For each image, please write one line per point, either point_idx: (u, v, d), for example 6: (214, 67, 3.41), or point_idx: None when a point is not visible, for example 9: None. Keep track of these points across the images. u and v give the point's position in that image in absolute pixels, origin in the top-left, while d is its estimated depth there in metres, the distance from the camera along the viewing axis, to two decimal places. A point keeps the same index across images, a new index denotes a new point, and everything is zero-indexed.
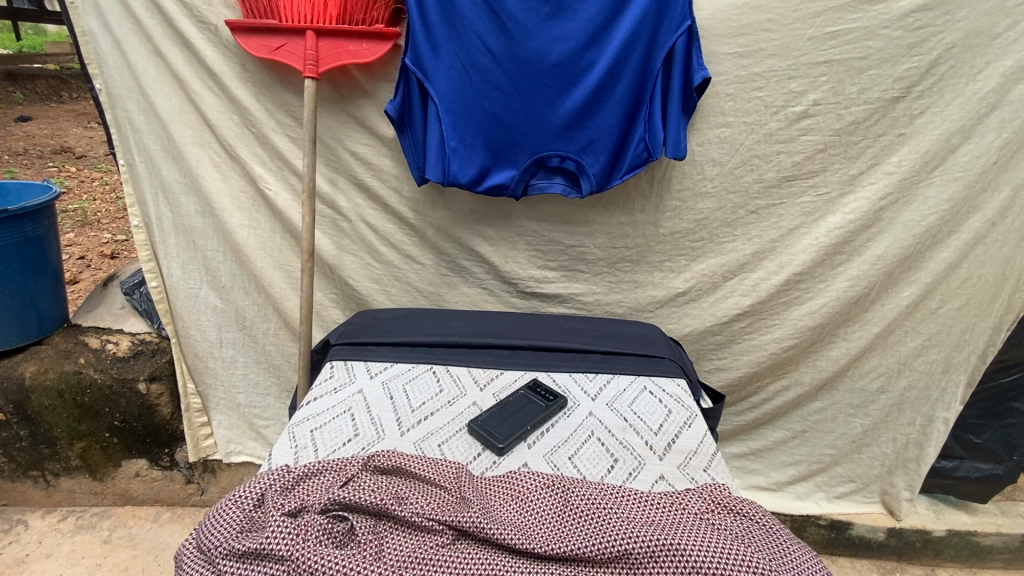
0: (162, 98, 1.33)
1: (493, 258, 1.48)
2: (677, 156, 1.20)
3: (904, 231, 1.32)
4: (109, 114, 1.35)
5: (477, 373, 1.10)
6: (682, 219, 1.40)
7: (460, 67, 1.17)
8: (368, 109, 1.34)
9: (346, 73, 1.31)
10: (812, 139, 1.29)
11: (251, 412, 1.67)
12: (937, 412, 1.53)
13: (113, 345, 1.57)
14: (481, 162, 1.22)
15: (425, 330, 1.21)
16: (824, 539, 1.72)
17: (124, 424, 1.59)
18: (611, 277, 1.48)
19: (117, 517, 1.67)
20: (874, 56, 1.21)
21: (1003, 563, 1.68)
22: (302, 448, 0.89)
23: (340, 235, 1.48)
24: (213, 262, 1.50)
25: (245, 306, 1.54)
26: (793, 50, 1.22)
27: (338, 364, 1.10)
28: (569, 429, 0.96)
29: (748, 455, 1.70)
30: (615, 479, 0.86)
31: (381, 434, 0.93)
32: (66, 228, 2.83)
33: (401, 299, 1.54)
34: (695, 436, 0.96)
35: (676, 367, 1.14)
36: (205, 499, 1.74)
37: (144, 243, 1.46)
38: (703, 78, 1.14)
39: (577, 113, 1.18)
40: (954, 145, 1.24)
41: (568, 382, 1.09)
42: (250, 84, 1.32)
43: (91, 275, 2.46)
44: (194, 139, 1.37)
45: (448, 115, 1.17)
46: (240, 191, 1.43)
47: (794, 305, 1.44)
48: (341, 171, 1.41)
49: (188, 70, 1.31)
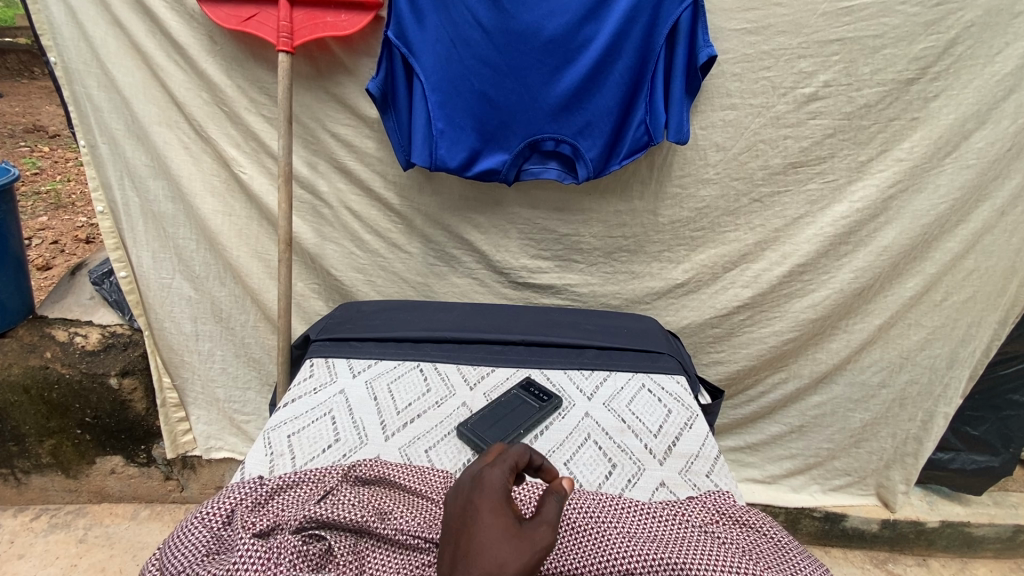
0: (124, 73, 1.23)
1: (483, 247, 1.41)
2: (679, 140, 1.13)
3: (912, 221, 1.27)
4: (66, 91, 1.23)
5: (466, 370, 1.04)
6: (683, 208, 1.34)
7: (447, 41, 1.08)
8: (349, 87, 1.24)
9: (323, 47, 1.21)
10: (821, 123, 1.22)
11: (231, 407, 1.60)
12: (939, 407, 1.50)
13: (81, 338, 1.46)
14: (471, 145, 1.14)
15: (410, 324, 1.15)
16: (817, 530, 1.72)
17: (95, 420, 1.52)
18: (607, 267, 1.42)
19: (93, 515, 1.61)
20: (890, 34, 1.13)
21: (994, 553, 1.69)
22: (278, 455, 0.82)
23: (322, 222, 1.39)
24: (186, 250, 1.41)
25: (221, 298, 1.46)
26: (805, 27, 1.14)
27: (318, 361, 1.04)
28: (564, 431, 0.91)
29: (744, 449, 1.69)
30: (614, 488, 0.81)
31: (364, 439, 0.87)
32: (39, 211, 2.71)
33: (387, 290, 1.47)
34: (697, 438, 0.91)
35: (675, 363, 1.09)
36: (185, 496, 1.68)
37: (110, 230, 1.36)
38: (708, 55, 1.07)
39: (574, 92, 1.10)
40: (968, 131, 1.18)
41: (563, 380, 1.03)
42: (220, 58, 1.22)
43: (65, 261, 2.38)
44: (160, 118, 1.27)
45: (435, 94, 1.09)
46: (214, 175, 1.34)
47: (796, 297, 1.40)
48: (321, 154, 1.32)
49: (152, 42, 1.21)
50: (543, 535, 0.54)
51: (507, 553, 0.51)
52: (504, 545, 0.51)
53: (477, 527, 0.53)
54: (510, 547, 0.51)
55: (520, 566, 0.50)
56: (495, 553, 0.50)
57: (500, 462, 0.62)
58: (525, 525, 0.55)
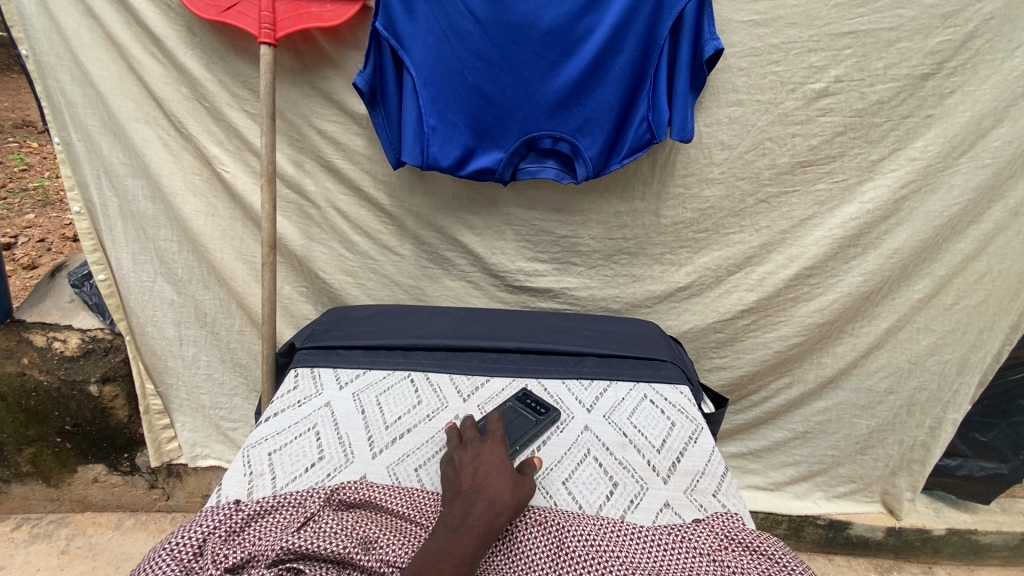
0: (99, 67, 1.17)
1: (478, 249, 1.36)
2: (683, 138, 1.07)
3: (925, 222, 1.22)
4: (39, 85, 1.18)
5: (460, 381, 0.99)
6: (686, 209, 1.29)
7: (439, 32, 1.02)
8: (337, 81, 1.19)
9: (309, 39, 1.16)
10: (831, 121, 1.17)
11: (217, 414, 1.54)
12: (947, 413, 1.45)
13: (60, 343, 1.40)
14: (464, 143, 1.08)
15: (401, 331, 1.09)
16: (821, 538, 1.68)
17: (76, 428, 1.46)
18: (606, 270, 1.37)
19: (76, 525, 1.56)
20: (906, 26, 1.08)
21: (1001, 561, 1.65)
22: (258, 475, 0.77)
23: (309, 223, 1.34)
24: (168, 252, 1.35)
25: (205, 301, 1.41)
26: (817, 19, 1.09)
27: (303, 371, 0.98)
28: (562, 447, 0.86)
29: (746, 455, 1.64)
30: (615, 510, 0.76)
31: (350, 457, 0.81)
32: (26, 209, 2.65)
33: (377, 293, 1.42)
34: (702, 455, 0.86)
35: (678, 372, 1.04)
36: (171, 504, 1.63)
37: (87, 231, 1.30)
38: (715, 49, 1.00)
39: (573, 88, 1.05)
40: (985, 129, 1.13)
41: (561, 391, 0.98)
42: (200, 51, 1.17)
43: (51, 259, 2.33)
44: (138, 114, 1.21)
45: (426, 88, 1.04)
46: (196, 174, 1.28)
47: (803, 301, 1.35)
48: (307, 151, 1.27)
49: (128, 34, 1.15)
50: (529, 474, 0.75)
51: (511, 479, 0.71)
52: (508, 476, 0.72)
53: (485, 462, 0.73)
54: (510, 476, 0.72)
55: (520, 488, 0.71)
56: (502, 477, 0.71)
57: (493, 426, 0.82)
58: (516, 469, 0.76)
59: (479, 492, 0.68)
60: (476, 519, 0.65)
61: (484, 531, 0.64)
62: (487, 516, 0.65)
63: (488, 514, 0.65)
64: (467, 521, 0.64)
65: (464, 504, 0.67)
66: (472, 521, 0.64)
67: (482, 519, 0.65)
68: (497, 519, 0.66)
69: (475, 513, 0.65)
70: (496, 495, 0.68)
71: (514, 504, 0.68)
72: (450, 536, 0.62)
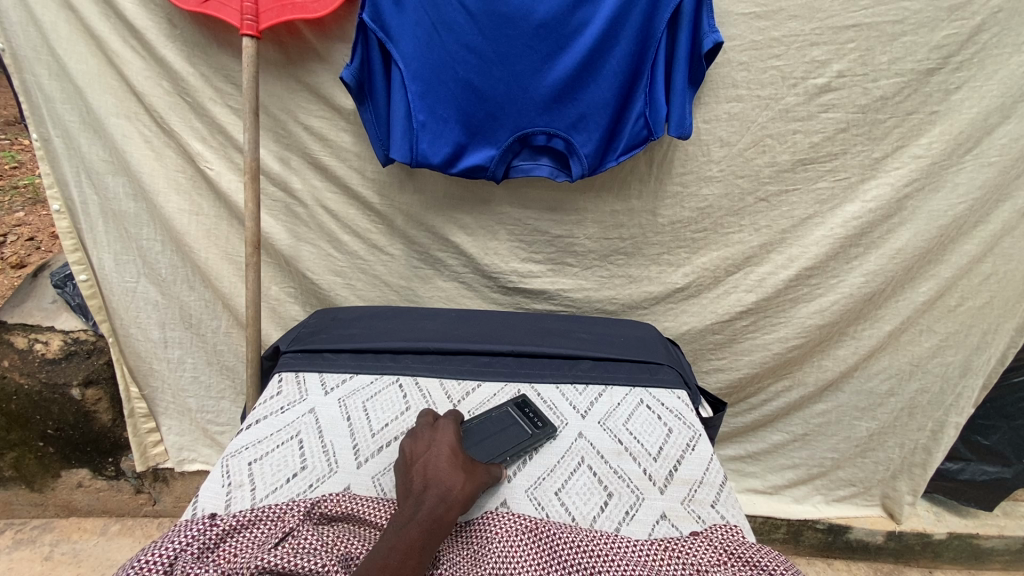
0: (77, 60, 1.13)
1: (470, 249, 1.32)
2: (681, 135, 1.04)
3: (928, 222, 1.19)
4: (15, 79, 1.14)
5: (450, 385, 0.96)
6: (684, 208, 1.25)
7: (428, 25, 0.99)
8: (323, 76, 1.15)
9: (294, 31, 1.12)
10: (833, 117, 1.14)
11: (203, 417, 1.51)
12: (949, 416, 1.42)
13: (41, 345, 1.35)
14: (456, 139, 1.05)
15: (390, 333, 1.06)
16: (820, 542, 1.65)
17: (58, 433, 1.43)
18: (602, 271, 1.34)
19: (60, 531, 1.52)
20: (912, 19, 1.05)
21: (1002, 565, 1.63)
22: (237, 487, 0.74)
23: (296, 222, 1.31)
24: (151, 252, 1.32)
25: (191, 302, 1.38)
26: (819, 12, 1.06)
27: (288, 377, 0.95)
28: (556, 456, 0.83)
29: (744, 458, 1.61)
30: (610, 522, 0.73)
31: (334, 467, 0.78)
32: (15, 207, 2.60)
33: (367, 294, 1.39)
34: (700, 462, 0.83)
35: (675, 376, 1.01)
36: (158, 509, 1.59)
37: (67, 230, 1.26)
38: (715, 42, 0.97)
39: (566, 83, 1.02)
40: (991, 126, 1.10)
41: (555, 396, 0.94)
42: (181, 44, 1.13)
43: (40, 258, 2.28)
44: (118, 109, 1.18)
45: (415, 84, 1.00)
46: (179, 172, 1.25)
47: (803, 302, 1.32)
48: (293, 148, 1.23)
49: (106, 26, 1.11)
50: (481, 468, 0.73)
51: (462, 472, 0.69)
52: (459, 470, 0.70)
53: (437, 456, 0.71)
54: (462, 470, 0.70)
55: (472, 482, 0.69)
56: (453, 471, 0.69)
57: (447, 421, 0.80)
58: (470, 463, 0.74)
59: (429, 488, 0.66)
60: (425, 514, 0.63)
61: (433, 526, 0.62)
62: (437, 511, 0.63)
63: (437, 508, 0.64)
64: (415, 517, 0.62)
65: (414, 501, 0.65)
66: (421, 517, 0.62)
67: (431, 515, 0.63)
68: (447, 513, 0.64)
69: (423, 509, 0.63)
70: (446, 489, 0.66)
71: (464, 498, 0.67)
72: (398, 534, 0.60)
